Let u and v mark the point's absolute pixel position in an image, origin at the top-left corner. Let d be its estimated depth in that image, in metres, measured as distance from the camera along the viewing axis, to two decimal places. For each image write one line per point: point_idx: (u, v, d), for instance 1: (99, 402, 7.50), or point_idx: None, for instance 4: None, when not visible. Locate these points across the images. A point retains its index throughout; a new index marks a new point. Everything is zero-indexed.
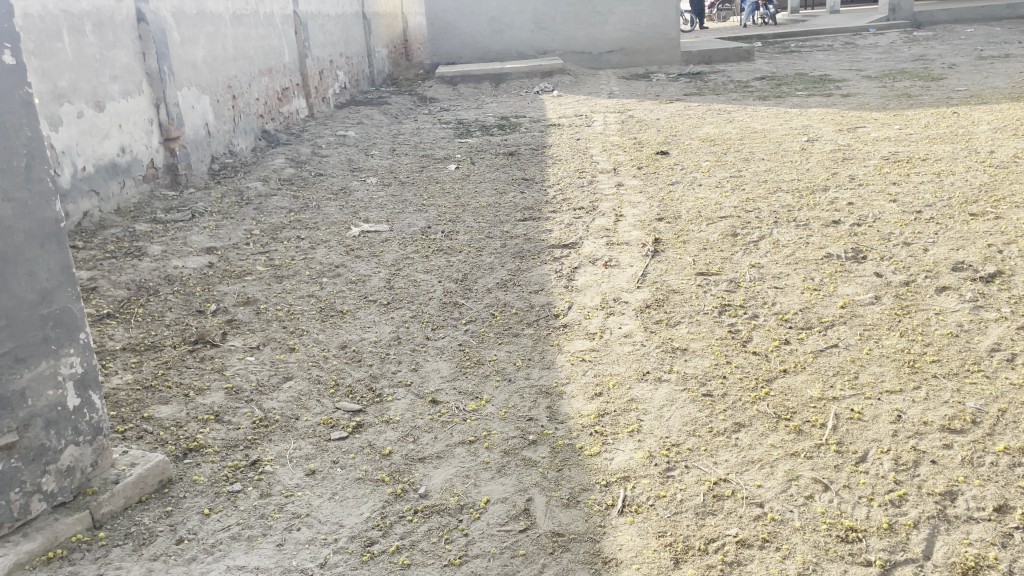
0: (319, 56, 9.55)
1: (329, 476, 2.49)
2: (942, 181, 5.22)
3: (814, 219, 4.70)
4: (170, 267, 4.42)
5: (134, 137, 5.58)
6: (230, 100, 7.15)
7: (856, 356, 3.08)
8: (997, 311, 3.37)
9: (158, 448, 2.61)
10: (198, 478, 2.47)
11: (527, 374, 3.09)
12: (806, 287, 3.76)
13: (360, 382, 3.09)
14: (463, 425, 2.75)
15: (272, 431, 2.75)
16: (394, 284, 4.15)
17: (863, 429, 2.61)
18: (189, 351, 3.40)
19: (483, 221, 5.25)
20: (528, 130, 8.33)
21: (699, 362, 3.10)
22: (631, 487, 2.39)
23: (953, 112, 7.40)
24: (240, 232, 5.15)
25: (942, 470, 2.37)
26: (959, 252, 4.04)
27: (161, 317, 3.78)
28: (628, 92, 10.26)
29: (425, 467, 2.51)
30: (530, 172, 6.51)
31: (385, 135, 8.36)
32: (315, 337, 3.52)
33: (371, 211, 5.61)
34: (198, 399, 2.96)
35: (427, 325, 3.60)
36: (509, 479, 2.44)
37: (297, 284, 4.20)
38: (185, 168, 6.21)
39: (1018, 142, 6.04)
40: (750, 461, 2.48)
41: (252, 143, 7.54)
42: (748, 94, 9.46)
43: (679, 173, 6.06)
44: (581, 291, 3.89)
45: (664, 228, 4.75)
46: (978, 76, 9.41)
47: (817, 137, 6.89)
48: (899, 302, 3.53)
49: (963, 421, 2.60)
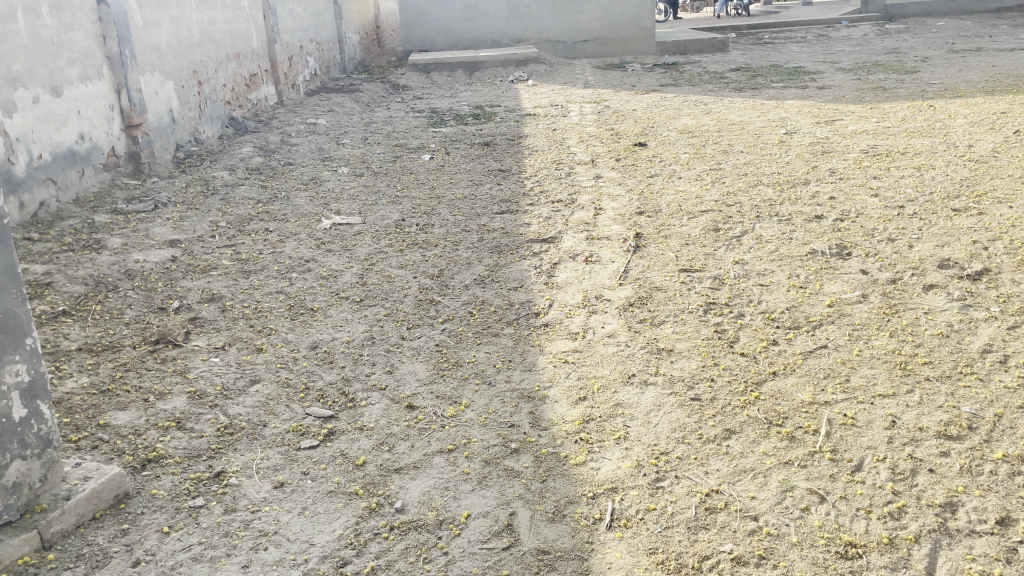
0: (289, 41, 9.29)
1: (299, 489, 2.33)
2: (923, 176, 5.16)
3: (796, 214, 4.61)
4: (131, 261, 4.21)
5: (94, 124, 5.34)
6: (196, 86, 6.90)
7: (847, 358, 2.99)
8: (986, 310, 3.30)
9: (114, 460, 2.44)
10: (158, 492, 2.31)
11: (508, 376, 2.95)
12: (792, 285, 3.66)
13: (331, 386, 2.93)
14: (441, 433, 2.61)
15: (238, 440, 2.59)
16: (368, 280, 3.99)
17: (857, 435, 2.52)
18: (150, 352, 3.21)
19: (458, 214, 5.10)
20: (503, 119, 8.17)
21: (686, 364, 2.99)
22: (619, 499, 2.27)
23: (929, 105, 7.37)
24: (205, 224, 4.95)
25: (940, 479, 2.29)
26: (944, 248, 3.97)
27: (121, 315, 3.58)
28: (603, 81, 10.13)
29: (401, 479, 2.37)
30: (506, 163, 6.36)
31: (357, 123, 8.15)
32: (284, 337, 3.35)
33: (343, 203, 5.43)
34: (158, 404, 2.79)
35: (401, 324, 3.45)
36: (491, 492, 2.31)
37: (265, 280, 4.02)
38: (147, 156, 5.98)
39: (995, 136, 6.01)
40: (742, 470, 2.38)
41: (219, 131, 7.30)
42: (723, 86, 9.38)
43: (658, 165, 5.94)
44: (561, 288, 3.77)
45: (644, 222, 4.64)
46: (951, 69, 9.40)
47: (795, 130, 6.81)
48: (887, 300, 3.45)
49: (959, 427, 2.51)
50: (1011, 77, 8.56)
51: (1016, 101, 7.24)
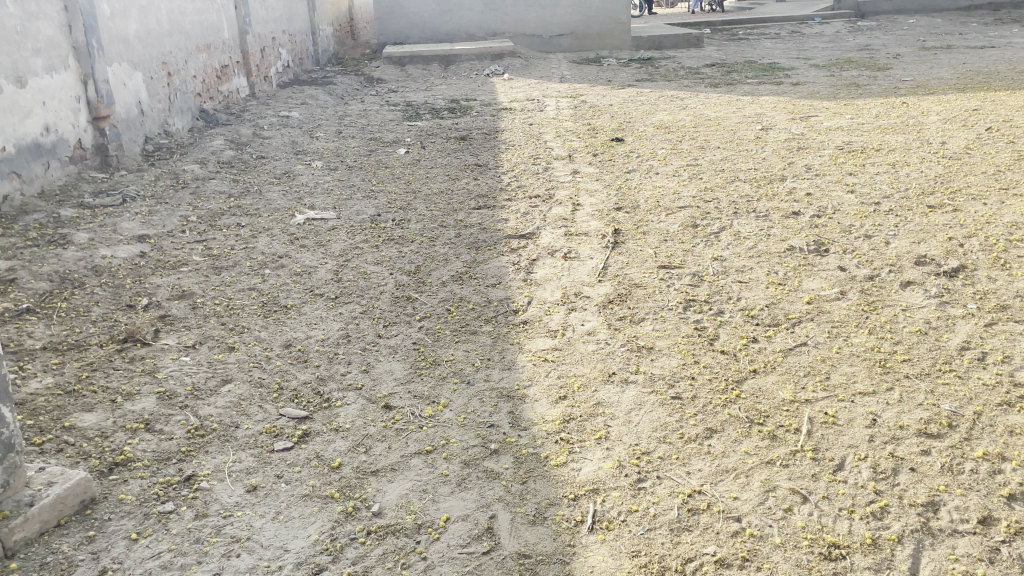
0: (261, 32, 9.14)
1: (272, 493, 2.27)
2: (897, 172, 5.19)
3: (773, 210, 4.60)
4: (98, 257, 4.10)
5: (59, 115, 5.20)
6: (165, 78, 6.76)
7: (827, 355, 2.98)
8: (963, 307, 3.31)
9: (79, 464, 2.36)
10: (125, 497, 2.23)
11: (487, 375, 2.91)
12: (771, 282, 3.65)
13: (306, 386, 2.86)
14: (419, 433, 2.55)
15: (209, 442, 2.52)
16: (343, 277, 3.92)
17: (838, 433, 2.50)
18: (118, 351, 3.12)
19: (435, 209, 5.03)
20: (479, 113, 8.10)
21: (666, 362, 2.96)
22: (600, 501, 2.23)
23: (902, 102, 7.41)
24: (175, 219, 4.84)
25: (922, 478, 2.28)
26: (920, 245, 3.98)
27: (87, 313, 3.48)
28: (579, 76, 10.10)
29: (378, 482, 2.32)
30: (483, 157, 6.30)
31: (331, 116, 8.04)
32: (257, 335, 3.28)
33: (317, 197, 5.35)
34: (126, 405, 2.70)
35: (378, 322, 3.39)
36: (470, 494, 2.27)
37: (237, 276, 3.93)
38: (115, 149, 5.84)
39: (968, 133, 6.05)
40: (724, 470, 2.35)
41: (189, 123, 7.16)
42: (699, 81, 9.38)
43: (635, 161, 5.92)
44: (540, 284, 3.72)
45: (623, 218, 4.60)
46: (923, 67, 9.48)
47: (771, 126, 6.82)
48: (865, 297, 3.45)
49: (939, 425, 2.51)
50: (981, 75, 8.65)
51: (987, 98, 7.32)
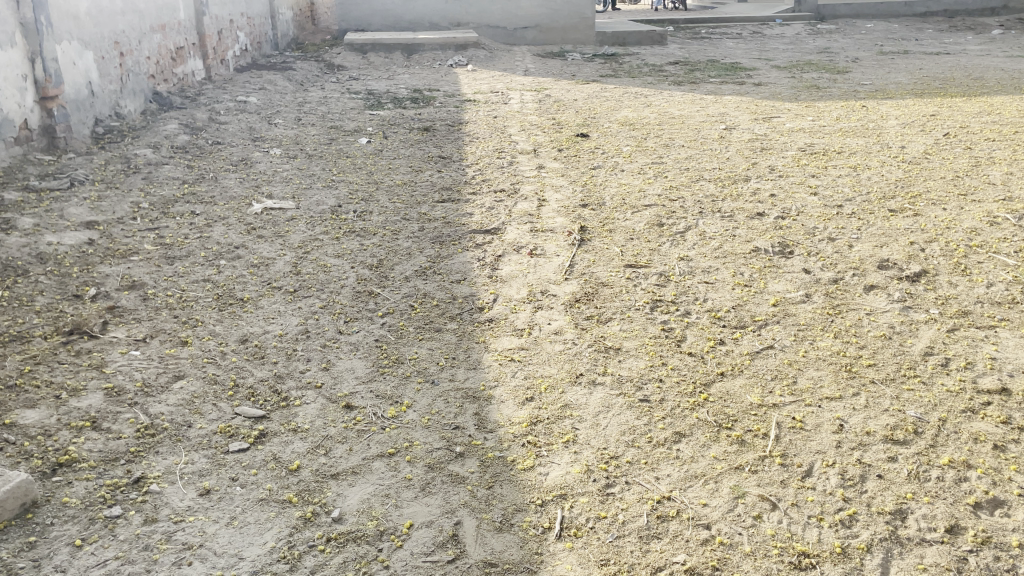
0: (219, 14, 8.89)
1: (226, 497, 2.17)
2: (859, 175, 5.23)
3: (738, 210, 4.60)
4: (43, 243, 3.92)
5: (5, 94, 5.00)
6: (118, 58, 6.53)
7: (793, 359, 2.97)
8: (925, 311, 3.33)
9: (20, 465, 2.22)
10: (69, 500, 2.10)
11: (452, 375, 2.83)
12: (737, 283, 3.64)
13: (263, 383, 2.76)
14: (381, 435, 2.47)
15: (160, 442, 2.39)
16: (302, 269, 3.80)
17: (807, 439, 2.49)
18: (62, 343, 2.97)
19: (398, 201, 4.93)
20: (442, 104, 7.99)
21: (634, 363, 2.92)
22: (568, 506, 2.18)
23: (862, 105, 7.51)
24: (126, 205, 4.65)
25: (889, 486, 2.27)
26: (883, 249, 4.00)
27: (31, 302, 3.31)
28: (543, 69, 10.04)
29: (339, 486, 2.23)
30: (446, 149, 6.21)
31: (290, 103, 7.86)
32: (211, 329, 3.15)
33: (275, 186, 5.20)
34: (72, 402, 2.56)
35: (338, 317, 3.29)
36: (434, 500, 2.19)
37: (191, 267, 3.79)
38: (63, 130, 5.64)
39: (926, 138, 6.14)
40: (693, 476, 2.32)
41: (142, 105, 6.93)
42: (663, 79, 9.39)
43: (600, 157, 5.88)
44: (505, 282, 3.66)
45: (589, 216, 4.56)
46: (881, 71, 9.62)
47: (734, 126, 6.84)
48: (830, 301, 3.45)
49: (906, 432, 2.51)
50: (937, 80, 8.81)
51: (943, 104, 7.45)
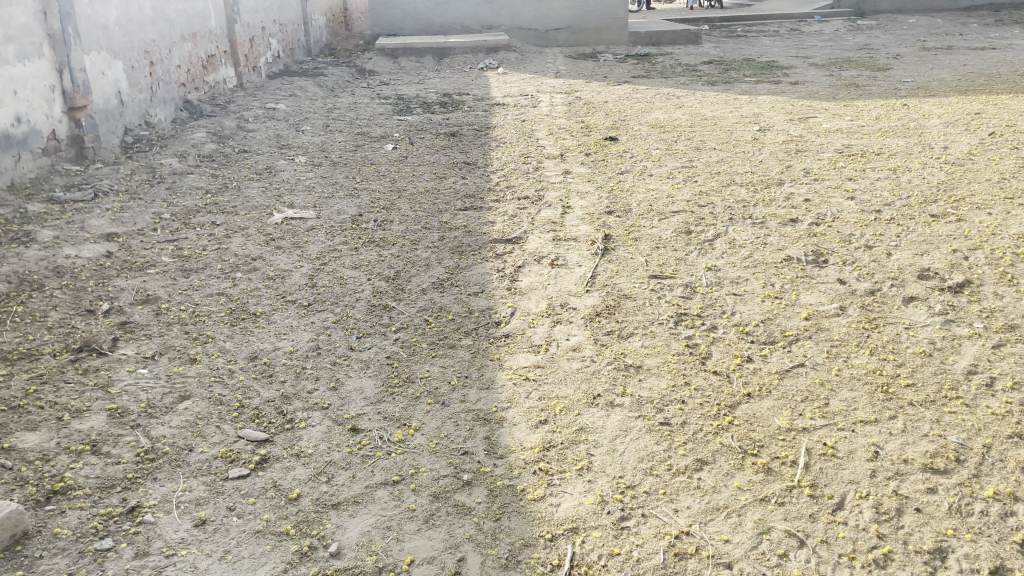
0: (250, 21, 8.91)
1: (222, 529, 2.08)
2: (899, 178, 5.01)
3: (771, 217, 4.42)
4: (62, 257, 3.90)
5: (32, 105, 5.01)
6: (147, 67, 6.55)
7: (826, 378, 2.80)
8: (969, 326, 3.13)
9: (14, 492, 2.16)
10: (60, 531, 2.03)
11: (463, 396, 2.71)
12: (767, 295, 3.47)
13: (269, 404, 2.67)
14: (387, 461, 2.37)
15: (159, 467, 2.32)
16: (318, 282, 3.72)
17: (838, 467, 2.33)
18: (71, 361, 2.92)
19: (419, 209, 4.84)
20: (471, 108, 7.90)
21: (655, 383, 2.78)
22: (579, 542, 2.06)
23: (903, 104, 7.24)
24: (147, 216, 4.63)
25: (928, 521, 2.10)
26: (923, 257, 3.80)
27: (43, 318, 3.28)
28: (575, 71, 9.89)
29: (339, 517, 2.13)
30: (472, 155, 6.11)
31: (318, 109, 7.83)
32: (221, 346, 3.08)
33: (297, 195, 5.14)
34: (74, 424, 2.50)
35: (351, 333, 3.20)
36: (439, 533, 2.08)
37: (206, 280, 3.74)
38: (92, 140, 5.65)
39: (971, 138, 5.87)
40: (714, 508, 2.17)
41: (172, 114, 6.95)
42: (696, 79, 9.18)
43: (628, 161, 5.73)
44: (524, 294, 3.54)
45: (614, 223, 4.42)
46: (923, 67, 9.30)
47: (769, 127, 6.62)
48: (866, 314, 3.27)
49: (946, 460, 2.33)
50: (983, 77, 8.48)
51: (988, 101, 7.14)
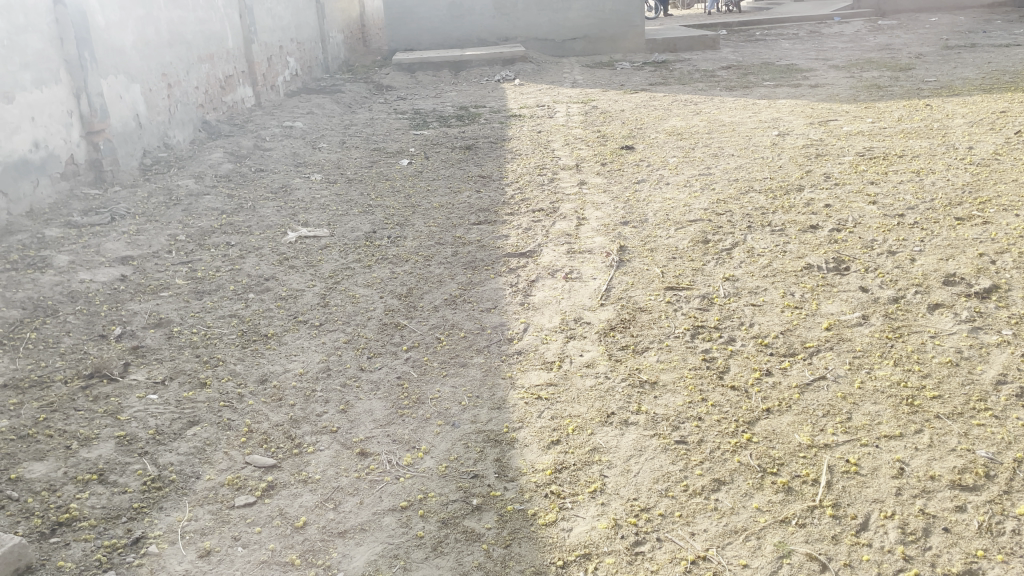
0: (267, 41, 8.98)
1: (226, 559, 2.05)
2: (923, 180, 4.89)
3: (790, 223, 4.33)
4: (76, 282, 3.91)
5: (49, 131, 5.05)
6: (165, 89, 6.60)
7: (848, 392, 2.70)
8: (998, 333, 3.02)
9: (19, 525, 2.14)
10: (64, 564, 2.01)
11: (474, 416, 2.66)
12: (787, 304, 3.38)
13: (277, 429, 2.63)
14: (395, 486, 2.32)
15: (165, 496, 2.29)
16: (330, 301, 3.70)
17: (862, 485, 2.24)
18: (81, 388, 2.91)
19: (433, 224, 4.81)
20: (487, 121, 7.87)
21: (670, 400, 2.70)
22: (592, 569, 1.99)
23: (926, 104, 7.09)
24: (162, 238, 4.64)
25: (956, 541, 2.01)
26: (949, 262, 3.69)
27: (56, 344, 3.28)
28: (592, 80, 9.84)
29: (345, 545, 2.09)
30: (487, 168, 6.07)
31: (335, 125, 7.85)
32: (231, 369, 3.05)
33: (312, 213, 5.13)
34: (81, 452, 2.48)
35: (362, 353, 3.17)
36: (447, 561, 2.03)
37: (219, 301, 3.72)
38: (110, 163, 5.68)
39: (997, 137, 5.74)
40: (733, 531, 2.10)
41: (190, 135, 7.00)
42: (714, 84, 9.08)
43: (645, 170, 5.66)
44: (538, 309, 3.48)
45: (630, 234, 4.35)
46: (947, 66, 9.14)
47: (789, 131, 6.52)
48: (890, 322, 3.17)
49: (975, 476, 2.24)
50: (1008, 74, 8.30)
51: (1015, 99, 6.97)
